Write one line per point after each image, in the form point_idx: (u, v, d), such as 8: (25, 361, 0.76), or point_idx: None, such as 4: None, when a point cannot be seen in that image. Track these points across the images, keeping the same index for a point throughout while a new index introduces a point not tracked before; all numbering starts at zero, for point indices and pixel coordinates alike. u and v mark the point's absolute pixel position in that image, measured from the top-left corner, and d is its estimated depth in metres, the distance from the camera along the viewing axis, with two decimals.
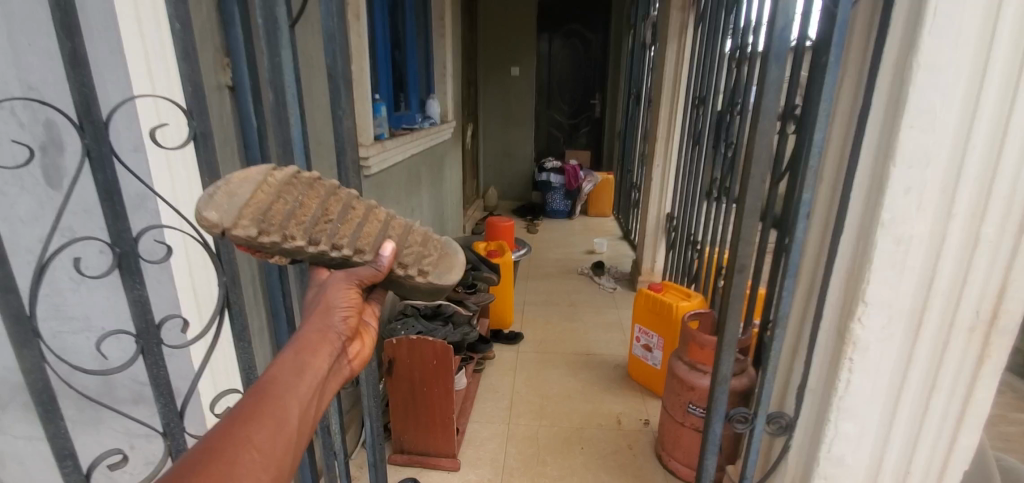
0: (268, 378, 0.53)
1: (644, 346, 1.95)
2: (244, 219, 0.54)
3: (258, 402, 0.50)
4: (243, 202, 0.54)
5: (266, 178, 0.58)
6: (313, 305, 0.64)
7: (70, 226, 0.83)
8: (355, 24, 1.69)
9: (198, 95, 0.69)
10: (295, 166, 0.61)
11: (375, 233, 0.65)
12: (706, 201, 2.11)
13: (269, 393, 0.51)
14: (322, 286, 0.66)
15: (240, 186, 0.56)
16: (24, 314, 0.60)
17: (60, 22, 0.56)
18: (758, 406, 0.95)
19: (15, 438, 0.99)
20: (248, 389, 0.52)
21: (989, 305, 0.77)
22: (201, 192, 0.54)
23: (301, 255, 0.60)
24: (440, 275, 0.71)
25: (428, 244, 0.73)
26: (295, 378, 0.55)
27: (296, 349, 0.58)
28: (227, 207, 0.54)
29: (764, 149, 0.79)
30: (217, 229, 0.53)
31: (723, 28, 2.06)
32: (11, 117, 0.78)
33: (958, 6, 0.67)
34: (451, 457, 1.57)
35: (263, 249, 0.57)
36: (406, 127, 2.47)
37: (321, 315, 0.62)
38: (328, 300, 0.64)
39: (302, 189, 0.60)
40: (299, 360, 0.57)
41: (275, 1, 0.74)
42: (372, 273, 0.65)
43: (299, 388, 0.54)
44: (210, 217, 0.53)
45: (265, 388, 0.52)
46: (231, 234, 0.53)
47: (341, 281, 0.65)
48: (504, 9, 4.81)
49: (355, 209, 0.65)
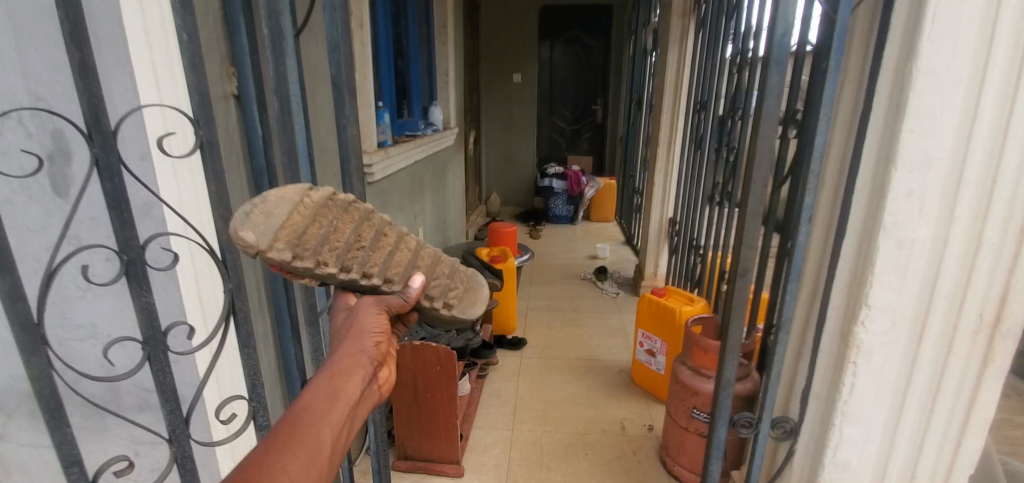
0: (300, 407, 0.55)
1: (648, 351, 1.94)
2: (281, 244, 0.56)
3: (293, 431, 0.52)
4: (281, 226, 0.56)
5: (303, 199, 0.59)
6: (344, 330, 0.65)
7: (78, 234, 0.84)
8: (359, 35, 1.71)
9: (204, 105, 0.70)
10: (332, 188, 0.62)
11: (405, 263, 0.68)
12: (709, 206, 2.11)
13: (302, 422, 0.53)
14: (352, 312, 0.67)
15: (281, 208, 0.57)
16: (33, 322, 0.60)
17: (69, 34, 0.58)
18: (762, 409, 0.94)
19: (20, 446, 0.99)
20: (283, 416, 0.53)
21: (992, 309, 0.77)
22: (239, 209, 0.56)
23: (330, 280, 0.62)
24: (464, 310, 0.74)
25: (456, 276, 0.74)
26: (328, 406, 0.56)
27: (328, 374, 0.59)
28: (263, 228, 0.55)
29: (765, 153, 0.80)
30: (255, 251, 0.55)
31: (723, 34, 2.07)
32: (20, 127, 0.79)
33: (956, 11, 0.67)
34: (454, 464, 1.57)
35: (294, 272, 0.59)
36: (409, 134, 2.49)
37: (354, 339, 0.64)
38: (360, 326, 0.65)
39: (336, 212, 0.62)
40: (331, 386, 0.58)
41: (280, 11, 0.75)
42: (400, 303, 0.68)
43: (331, 416, 0.56)
44: (248, 240, 0.55)
45: (298, 416, 0.54)
46: (265, 256, 0.55)
47: (372, 307, 0.67)
48: (505, 17, 4.86)
49: (387, 235, 0.67)
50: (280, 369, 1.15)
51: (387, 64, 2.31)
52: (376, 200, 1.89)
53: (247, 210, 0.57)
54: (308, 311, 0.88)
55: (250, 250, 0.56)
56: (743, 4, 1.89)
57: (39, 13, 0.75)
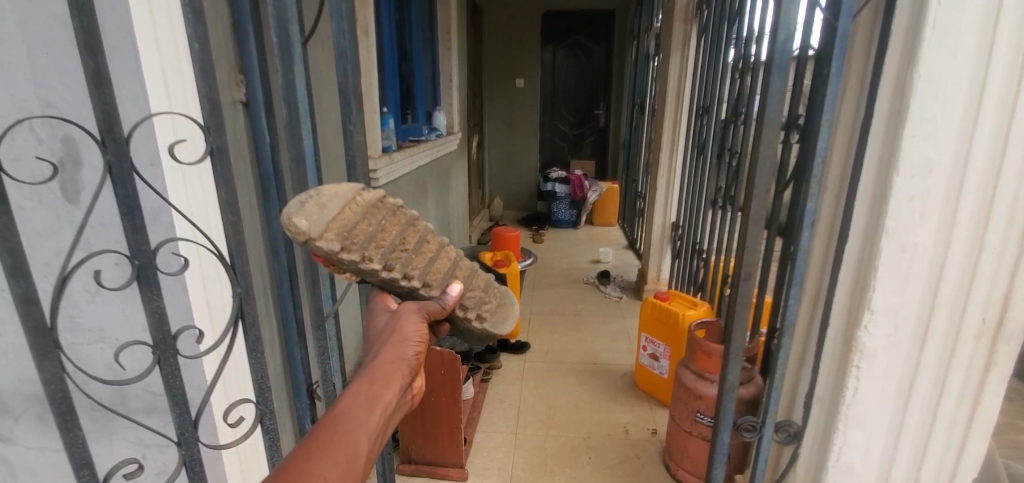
0: (340, 413, 0.56)
1: (651, 355, 1.95)
2: (334, 235, 0.59)
3: (333, 437, 0.53)
4: (335, 219, 0.60)
5: (355, 198, 0.63)
6: (386, 335, 0.67)
7: (89, 239, 0.85)
8: (364, 41, 1.73)
9: (214, 111, 0.71)
10: (382, 192, 0.67)
11: (443, 271, 0.73)
12: (712, 210, 2.12)
13: (341, 428, 0.55)
14: (394, 317, 0.69)
15: (335, 202, 0.61)
16: (45, 327, 0.61)
17: (83, 43, 0.59)
18: (766, 413, 0.94)
19: (27, 448, 0.99)
20: (320, 423, 0.55)
21: (995, 312, 0.77)
22: (295, 199, 0.59)
23: (370, 276, 0.66)
24: (495, 325, 0.81)
25: (490, 291, 0.82)
26: (367, 412, 0.58)
27: (367, 380, 0.61)
28: (316, 218, 0.59)
29: (768, 158, 0.80)
30: (304, 239, 0.58)
31: (725, 38, 2.08)
32: (31, 133, 0.80)
33: (954, 17, 0.68)
34: (458, 467, 1.57)
35: (340, 265, 0.62)
36: (413, 139, 2.50)
37: (394, 345, 0.65)
38: (402, 332, 0.66)
39: (385, 214, 0.67)
40: (370, 393, 0.60)
41: (288, 19, 0.77)
42: (437, 309, 0.72)
43: (368, 424, 0.57)
44: (298, 229, 0.58)
45: (337, 421, 0.55)
46: (314, 244, 0.58)
47: (411, 310, 0.69)
48: (507, 22, 4.88)
49: (429, 243, 0.73)
50: (286, 373, 1.16)
51: (391, 69, 2.33)
52: None
53: (301, 201, 0.61)
54: (315, 315, 0.89)
55: (299, 238, 0.59)
56: (745, 8, 1.91)
57: (51, 21, 0.76)
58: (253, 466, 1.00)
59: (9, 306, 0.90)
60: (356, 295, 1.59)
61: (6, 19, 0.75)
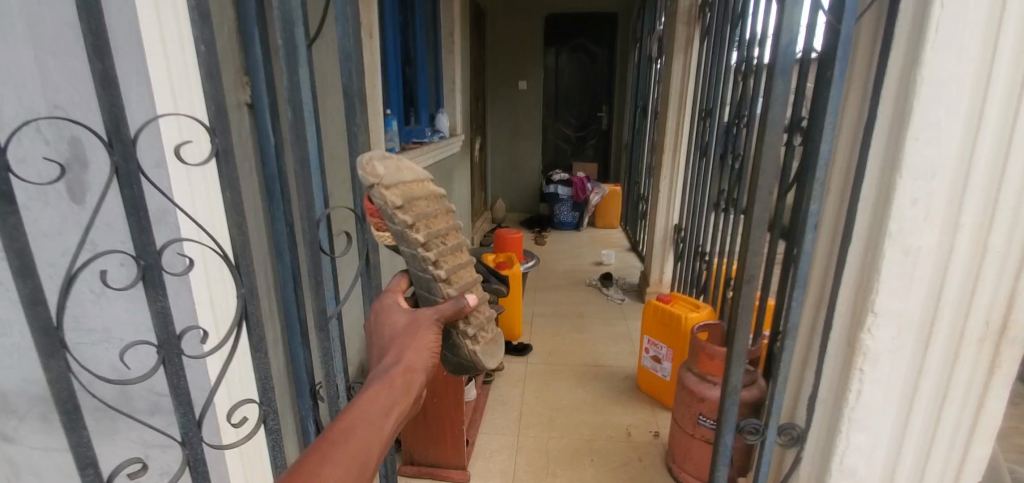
0: (356, 417, 0.58)
1: (654, 358, 1.95)
2: (399, 192, 0.67)
3: (347, 441, 0.55)
4: (403, 182, 0.70)
5: (423, 181, 0.74)
6: (404, 340, 0.69)
7: (95, 239, 0.85)
8: (369, 44, 1.75)
9: (221, 113, 0.72)
10: (444, 191, 0.78)
11: (466, 279, 0.77)
12: (714, 212, 2.12)
13: (356, 431, 0.56)
14: (413, 322, 0.71)
15: (408, 174, 0.72)
16: (52, 326, 0.61)
17: (92, 45, 0.59)
18: (769, 416, 0.93)
19: (32, 448, 1.00)
20: (336, 423, 0.57)
21: (999, 315, 0.77)
22: (379, 155, 0.70)
23: (410, 247, 0.71)
24: (485, 356, 0.78)
25: (491, 324, 0.82)
26: (381, 419, 0.59)
27: (383, 386, 0.63)
28: (391, 174, 0.68)
29: (771, 160, 0.80)
30: (373, 184, 0.67)
31: (728, 41, 2.09)
32: (39, 134, 0.81)
33: (957, 20, 0.68)
34: (461, 469, 1.57)
35: (391, 222, 0.69)
36: (416, 141, 2.51)
37: (411, 353, 0.67)
38: (420, 342, 0.68)
39: (441, 207, 0.76)
40: (386, 400, 0.61)
41: (294, 22, 0.78)
42: (452, 310, 0.70)
43: (380, 431, 0.58)
44: (370, 174, 0.67)
45: (352, 425, 0.57)
46: (381, 192, 0.67)
47: (429, 315, 0.70)
48: (510, 25, 4.91)
49: (463, 252, 0.79)
50: (289, 374, 1.16)
51: (395, 72, 2.34)
52: None
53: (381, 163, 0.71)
54: (318, 316, 0.89)
55: (369, 184, 0.67)
56: (748, 11, 1.91)
57: (59, 23, 0.76)
58: (256, 467, 1.00)
59: (16, 307, 0.90)
60: (359, 296, 1.60)
61: (16, 23, 0.76)
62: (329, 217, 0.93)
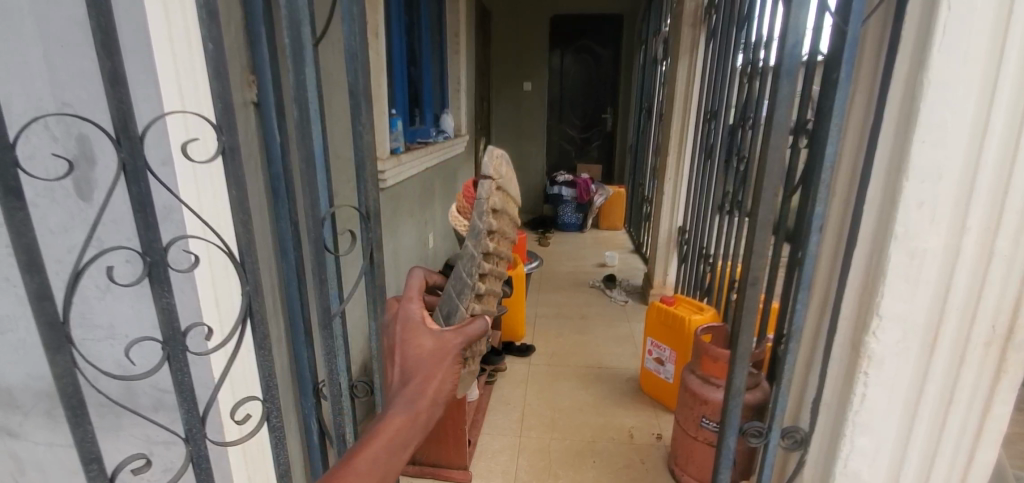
0: (377, 447, 0.64)
1: (656, 360, 1.95)
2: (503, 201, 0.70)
3: (366, 475, 0.62)
4: (510, 195, 0.73)
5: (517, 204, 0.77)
6: (429, 367, 0.69)
7: (101, 236, 0.86)
8: (375, 44, 1.75)
9: (227, 111, 0.72)
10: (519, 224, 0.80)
11: (488, 308, 0.76)
12: (718, 214, 2.11)
13: (375, 463, 0.63)
14: (437, 346, 0.70)
15: (516, 191, 0.75)
16: (58, 321, 0.61)
17: (100, 42, 0.59)
18: (772, 419, 0.92)
19: (36, 444, 1.00)
20: (359, 447, 0.63)
21: (1005, 319, 0.76)
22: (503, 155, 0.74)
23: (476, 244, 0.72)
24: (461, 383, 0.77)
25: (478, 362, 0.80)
26: (399, 450, 0.65)
27: (405, 417, 0.67)
28: (507, 179, 0.72)
29: (775, 163, 0.79)
30: (490, 179, 0.70)
31: (733, 43, 2.08)
32: (47, 132, 0.82)
33: (965, 22, 0.68)
34: (462, 469, 1.58)
35: (480, 215, 0.72)
36: (420, 141, 2.52)
37: (436, 384, 0.69)
38: (444, 375, 0.69)
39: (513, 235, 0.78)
40: (408, 430, 0.67)
41: (301, 21, 0.78)
42: (476, 330, 0.71)
43: (396, 461, 0.65)
44: (492, 169, 0.70)
45: (372, 455, 0.63)
46: (491, 183, 0.70)
47: (456, 342, 0.70)
48: (515, 27, 4.94)
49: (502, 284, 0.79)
50: (292, 372, 1.16)
51: (400, 72, 2.34)
52: (388, 207, 1.91)
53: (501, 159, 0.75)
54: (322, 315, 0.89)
55: (485, 176, 0.70)
56: (755, 13, 1.91)
57: (69, 21, 0.77)
58: (258, 464, 1.01)
59: (22, 303, 0.91)
60: (362, 296, 1.60)
61: (25, 21, 0.77)
62: (333, 215, 0.93)
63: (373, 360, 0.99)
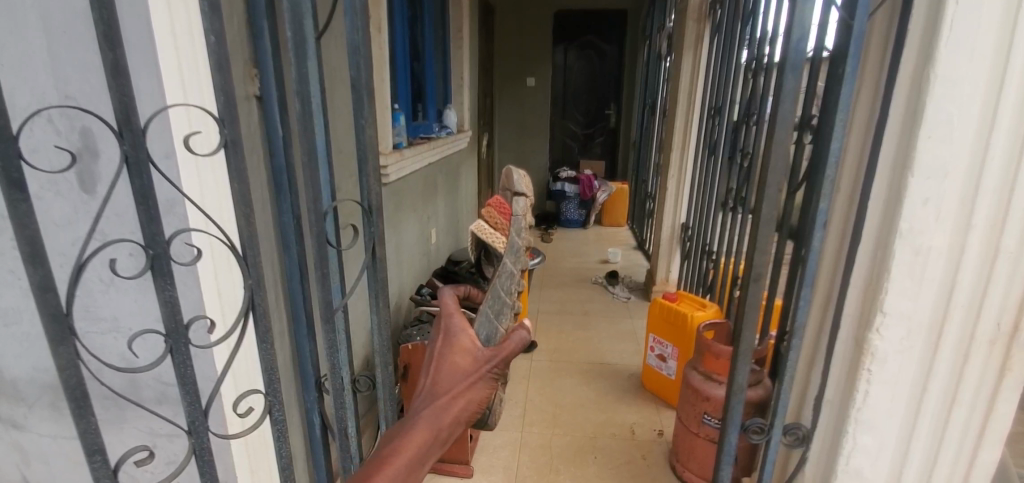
0: (418, 438, 0.81)
1: (659, 356, 1.94)
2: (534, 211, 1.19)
3: (408, 457, 0.79)
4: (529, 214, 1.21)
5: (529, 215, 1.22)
6: (466, 382, 0.89)
7: (105, 229, 0.86)
8: (376, 39, 1.75)
9: (229, 104, 0.71)
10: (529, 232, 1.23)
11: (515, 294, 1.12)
12: (722, 209, 2.10)
13: (416, 449, 0.80)
14: (473, 365, 0.91)
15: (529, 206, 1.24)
16: (61, 313, 0.60)
17: (103, 35, 0.59)
18: (774, 416, 0.92)
19: (41, 436, 1.01)
20: (407, 437, 0.81)
21: (1011, 317, 0.76)
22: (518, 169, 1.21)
23: (518, 244, 1.14)
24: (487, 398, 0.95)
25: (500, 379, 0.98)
26: (433, 445, 0.83)
27: (443, 418, 0.85)
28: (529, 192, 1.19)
29: (779, 158, 0.79)
30: (524, 194, 1.17)
31: (739, 38, 2.06)
32: (50, 125, 0.82)
33: (972, 17, 0.67)
34: (463, 464, 1.58)
35: (519, 224, 1.16)
36: (422, 137, 2.51)
37: (467, 398, 0.89)
38: (474, 390, 0.90)
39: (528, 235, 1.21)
40: (442, 430, 0.85)
41: (301, 14, 0.77)
42: (513, 349, 0.92)
43: (430, 452, 0.83)
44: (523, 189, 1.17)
45: (414, 443, 0.81)
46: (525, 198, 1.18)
47: (487, 367, 0.91)
48: (518, 23, 4.91)
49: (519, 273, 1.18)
50: (293, 368, 1.17)
51: (403, 68, 2.34)
52: (390, 202, 1.91)
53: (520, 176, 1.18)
54: (323, 310, 0.89)
55: (520, 193, 1.16)
56: (759, 8, 1.89)
57: (70, 13, 0.77)
58: (259, 457, 1.01)
59: (25, 295, 0.91)
60: (363, 290, 1.60)
61: (29, 16, 0.77)
62: (335, 210, 0.92)
63: (374, 355, 0.99)
